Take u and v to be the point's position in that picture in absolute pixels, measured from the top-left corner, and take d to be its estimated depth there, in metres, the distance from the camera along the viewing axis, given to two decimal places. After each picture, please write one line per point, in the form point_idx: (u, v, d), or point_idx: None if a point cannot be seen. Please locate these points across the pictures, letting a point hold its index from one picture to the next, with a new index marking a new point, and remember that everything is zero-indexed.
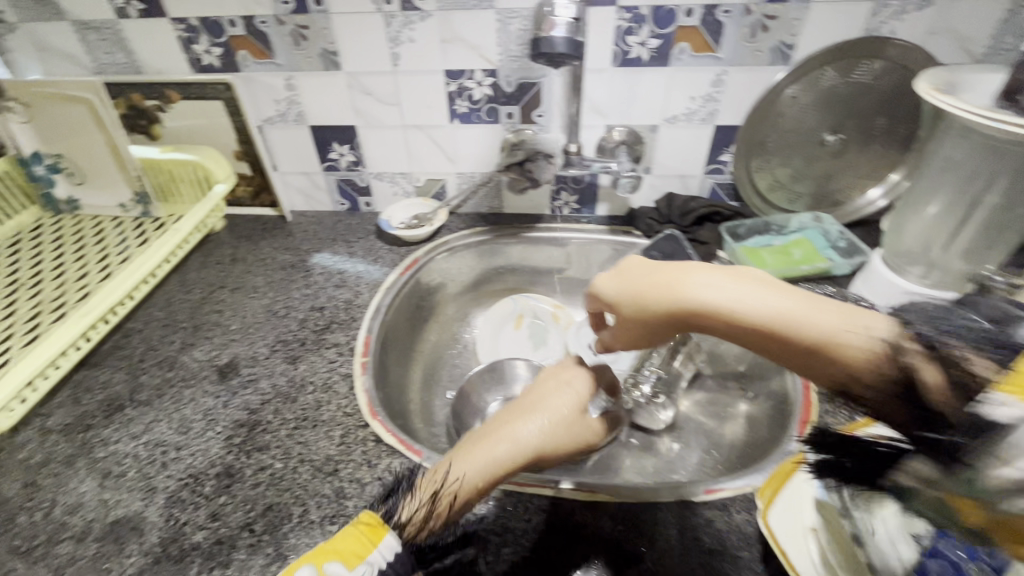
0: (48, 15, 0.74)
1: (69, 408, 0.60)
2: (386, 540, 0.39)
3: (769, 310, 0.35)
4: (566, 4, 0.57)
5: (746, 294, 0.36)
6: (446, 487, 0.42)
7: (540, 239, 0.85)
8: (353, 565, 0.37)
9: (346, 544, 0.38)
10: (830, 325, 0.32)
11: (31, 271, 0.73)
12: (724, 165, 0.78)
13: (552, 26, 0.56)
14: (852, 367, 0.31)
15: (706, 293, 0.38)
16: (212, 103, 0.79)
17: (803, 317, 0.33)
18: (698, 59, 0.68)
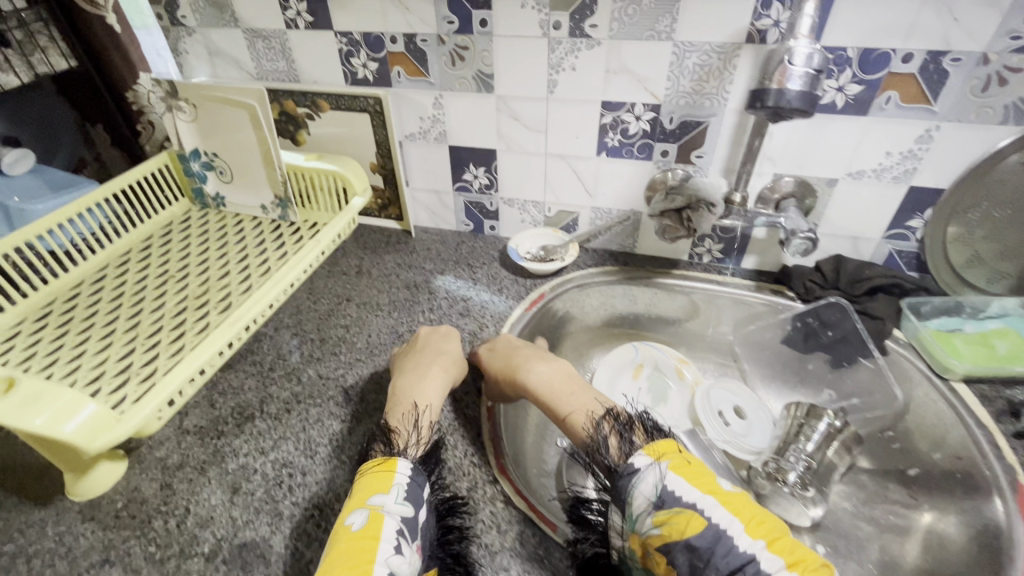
0: (224, 22, 0.78)
1: (203, 410, 0.60)
2: (400, 466, 0.46)
3: (548, 383, 0.56)
4: (804, 53, 0.50)
5: (550, 377, 0.57)
6: (418, 413, 0.53)
7: (674, 287, 0.78)
8: (387, 488, 0.44)
9: (369, 481, 0.44)
10: (557, 392, 0.55)
11: (179, 263, 0.76)
12: (912, 231, 0.68)
13: (785, 68, 0.51)
14: (557, 421, 0.54)
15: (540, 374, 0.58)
16: (360, 114, 0.79)
17: (555, 386, 0.56)
18: (905, 111, 0.59)
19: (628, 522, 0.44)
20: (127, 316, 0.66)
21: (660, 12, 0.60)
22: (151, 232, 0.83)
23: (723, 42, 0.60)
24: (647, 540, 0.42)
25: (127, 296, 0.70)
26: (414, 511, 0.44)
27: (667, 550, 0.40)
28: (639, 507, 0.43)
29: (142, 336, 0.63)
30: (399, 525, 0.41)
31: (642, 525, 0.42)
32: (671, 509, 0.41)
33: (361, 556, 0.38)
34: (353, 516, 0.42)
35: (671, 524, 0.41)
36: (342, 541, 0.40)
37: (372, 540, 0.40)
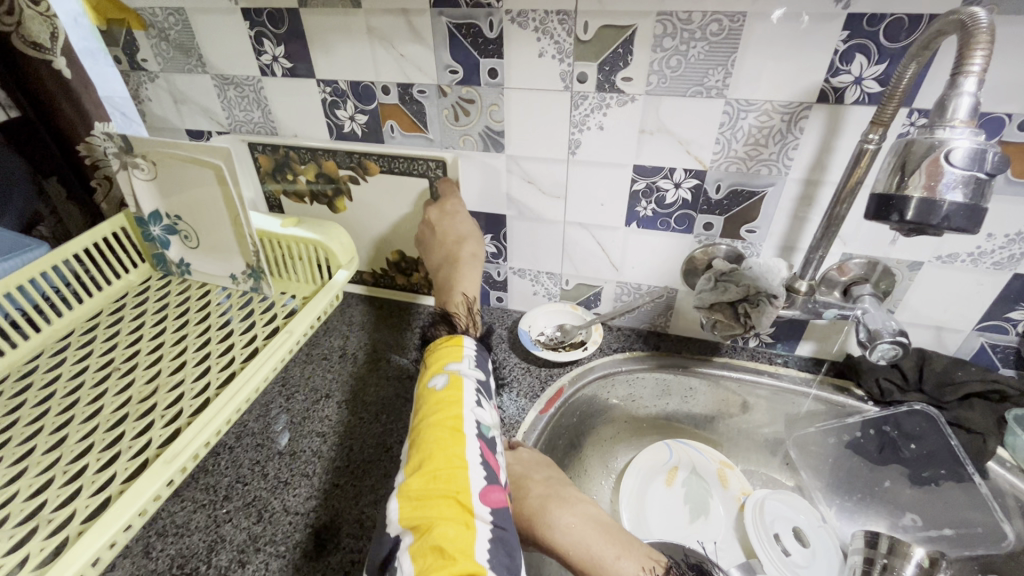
0: (190, 67, 0.67)
1: (134, 562, 0.47)
2: (465, 343, 0.52)
3: (580, 538, 0.42)
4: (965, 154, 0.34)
5: (579, 528, 0.42)
6: (471, 301, 0.58)
7: (716, 377, 0.66)
8: (460, 356, 0.49)
9: (442, 355, 0.50)
10: (598, 550, 0.41)
11: (127, 351, 0.64)
12: (1013, 324, 0.56)
13: (939, 163, 0.34)
14: None
15: (569, 526, 0.42)
16: (419, 180, 0.67)
17: (596, 541, 0.41)
18: (1017, 186, 0.48)
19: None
20: (53, 430, 0.54)
21: (710, 65, 0.49)
22: (102, 306, 0.71)
23: (789, 101, 0.49)
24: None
25: (58, 397, 0.57)
26: (483, 378, 0.50)
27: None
28: None
29: (64, 460, 0.50)
30: (477, 384, 0.47)
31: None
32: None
33: (451, 405, 0.43)
34: (434, 379, 0.47)
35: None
36: (433, 397, 0.44)
37: (456, 394, 0.45)
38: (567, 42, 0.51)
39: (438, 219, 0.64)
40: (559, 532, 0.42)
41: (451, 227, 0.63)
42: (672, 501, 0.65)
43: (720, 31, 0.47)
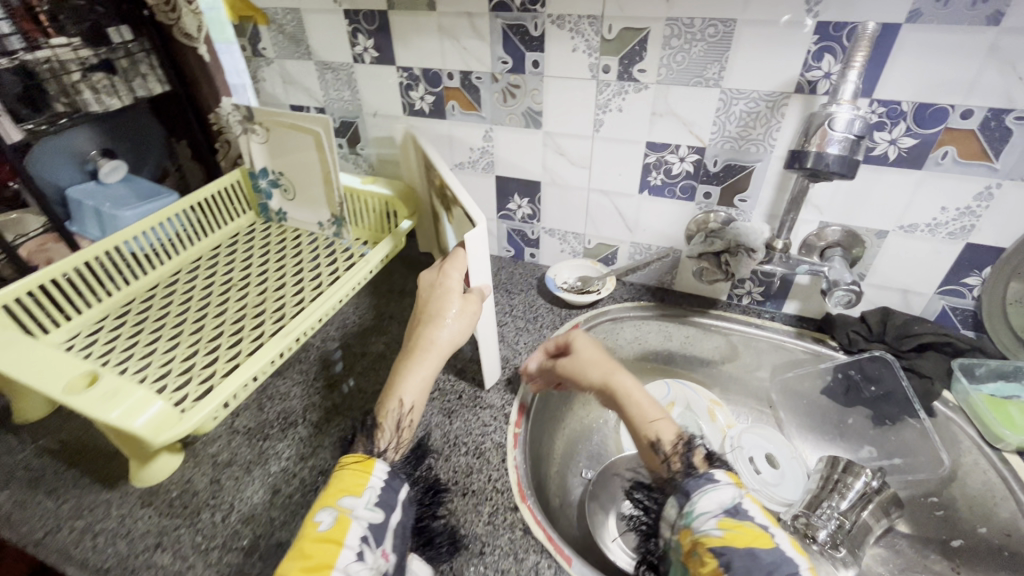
0: (299, 54, 0.85)
1: (253, 412, 0.66)
2: (376, 469, 0.46)
3: (639, 391, 0.55)
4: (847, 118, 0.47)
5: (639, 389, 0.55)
6: (404, 414, 0.51)
7: (710, 327, 0.78)
8: (360, 491, 0.44)
9: (343, 482, 0.45)
10: (649, 403, 0.54)
11: (242, 274, 0.83)
12: (969, 289, 0.65)
13: (825, 134, 0.49)
14: (639, 425, 0.52)
15: (634, 384, 0.55)
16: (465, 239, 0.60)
17: (649, 399, 0.54)
18: (963, 166, 0.57)
19: (685, 517, 0.44)
20: (194, 321, 0.72)
21: (708, 60, 0.61)
22: (220, 242, 0.91)
23: (772, 90, 0.60)
24: (699, 538, 0.42)
25: (195, 301, 0.77)
26: (382, 518, 0.44)
27: (721, 551, 0.40)
28: (705, 509, 0.43)
29: (204, 340, 0.68)
30: (365, 531, 0.42)
31: (703, 524, 0.42)
32: (738, 519, 0.41)
33: (325, 556, 0.39)
34: (321, 515, 0.42)
35: (733, 529, 0.41)
36: (307, 541, 0.40)
37: (336, 541, 0.40)
38: (595, 40, 0.65)
39: (430, 287, 0.59)
40: (626, 384, 0.55)
41: (430, 303, 0.58)
42: None
43: (716, 34, 0.59)
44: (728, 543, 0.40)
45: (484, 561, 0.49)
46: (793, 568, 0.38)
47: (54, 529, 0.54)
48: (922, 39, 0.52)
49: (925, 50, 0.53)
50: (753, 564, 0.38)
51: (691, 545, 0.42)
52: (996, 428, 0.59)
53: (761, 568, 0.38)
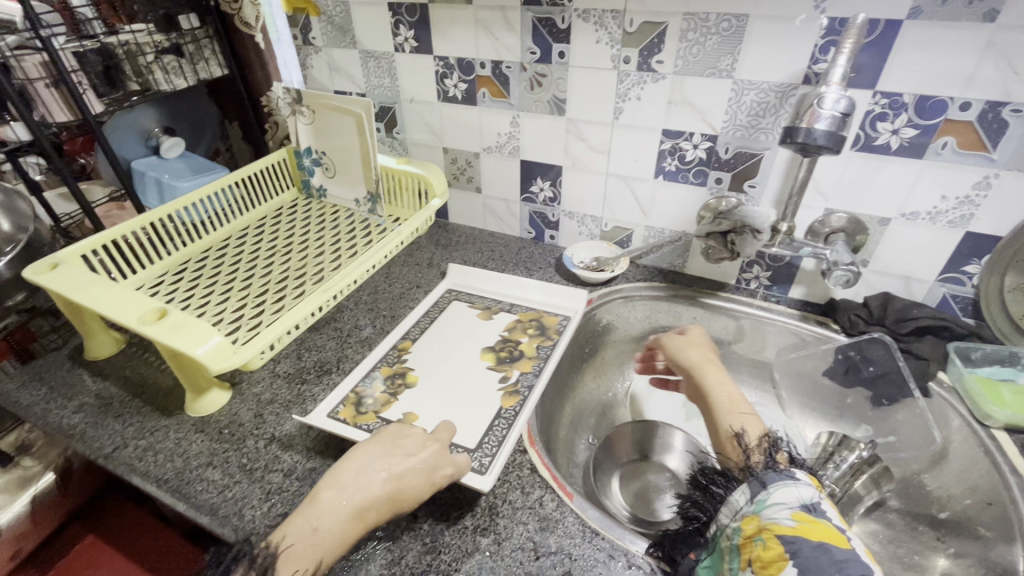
0: (345, 43, 0.93)
1: (293, 360, 0.73)
2: None
3: (724, 390, 0.59)
4: (836, 97, 0.51)
5: (730, 389, 0.59)
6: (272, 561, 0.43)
7: (718, 307, 0.82)
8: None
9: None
10: (733, 404, 0.57)
11: (285, 241, 0.91)
12: (969, 277, 0.68)
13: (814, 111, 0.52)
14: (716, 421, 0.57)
15: (721, 385, 0.60)
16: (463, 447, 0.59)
17: (733, 400, 0.58)
18: (962, 156, 0.61)
19: (756, 504, 0.45)
20: (242, 279, 0.80)
21: (722, 52, 0.66)
22: (265, 214, 1.00)
23: (782, 81, 0.65)
24: (767, 523, 0.43)
25: (244, 261, 0.85)
26: None
27: (791, 538, 0.41)
28: (782, 500, 0.44)
29: (253, 294, 0.77)
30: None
31: (775, 513, 0.44)
32: (813, 515, 0.42)
33: None
34: None
35: (808, 522, 0.42)
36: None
37: None
38: (617, 33, 0.70)
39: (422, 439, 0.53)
40: (710, 381, 0.61)
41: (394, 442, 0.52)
42: (671, 404, 0.81)
43: (730, 28, 0.64)
44: (799, 532, 0.41)
45: (494, 491, 0.55)
46: (865, 570, 0.38)
47: (121, 446, 0.62)
48: (921, 34, 0.56)
49: (924, 45, 0.56)
50: (824, 557, 0.39)
51: (754, 530, 0.44)
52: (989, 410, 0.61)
53: (831, 558, 0.38)
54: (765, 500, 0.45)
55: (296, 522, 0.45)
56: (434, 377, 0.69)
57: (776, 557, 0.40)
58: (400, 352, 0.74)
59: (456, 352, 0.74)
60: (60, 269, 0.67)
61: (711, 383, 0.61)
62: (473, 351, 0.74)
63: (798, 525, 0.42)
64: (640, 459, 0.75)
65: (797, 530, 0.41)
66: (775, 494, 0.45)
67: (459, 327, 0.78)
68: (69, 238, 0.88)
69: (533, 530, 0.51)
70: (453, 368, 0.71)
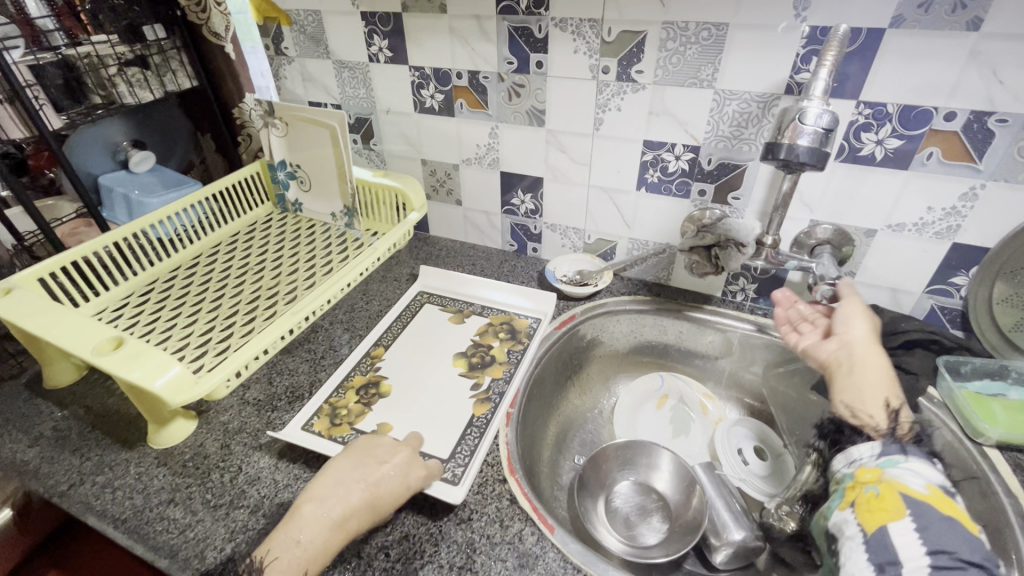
0: (319, 54, 0.90)
1: (263, 385, 0.70)
2: None
3: (873, 357, 0.57)
4: (817, 111, 0.49)
5: (871, 350, 0.58)
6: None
7: (704, 321, 0.80)
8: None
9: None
10: (870, 370, 0.57)
11: (258, 259, 0.88)
12: (957, 288, 0.67)
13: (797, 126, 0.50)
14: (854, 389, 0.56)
15: (868, 349, 0.58)
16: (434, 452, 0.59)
17: (871, 365, 0.57)
18: (947, 167, 0.59)
19: (885, 460, 0.51)
20: (211, 300, 0.77)
21: (703, 61, 0.64)
22: (239, 229, 0.97)
23: (764, 92, 0.63)
24: (895, 476, 0.49)
25: (215, 281, 0.82)
26: None
27: (916, 499, 0.46)
28: (915, 471, 0.49)
29: (222, 316, 0.74)
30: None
31: (903, 474, 0.49)
32: (944, 493, 0.47)
33: None
34: None
35: (939, 494, 0.47)
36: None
37: None
38: (595, 42, 0.68)
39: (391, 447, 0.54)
40: (852, 338, 0.59)
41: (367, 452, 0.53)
42: (659, 420, 0.79)
43: (710, 37, 0.62)
44: (928, 497, 0.46)
45: (472, 525, 0.52)
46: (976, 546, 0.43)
47: (78, 483, 0.58)
48: (905, 44, 0.54)
49: (908, 54, 0.55)
50: (942, 523, 0.44)
51: (876, 479, 0.50)
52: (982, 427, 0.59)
53: (953, 523, 0.44)
54: (900, 461, 0.51)
55: (278, 538, 0.45)
56: (408, 385, 0.69)
57: (892, 504, 0.46)
58: (373, 360, 0.73)
59: (429, 356, 0.74)
60: (13, 295, 0.63)
61: (856, 343, 0.58)
62: (445, 359, 0.73)
63: (930, 490, 0.47)
64: (626, 478, 0.72)
65: (924, 493, 0.47)
66: (913, 464, 0.50)
67: (432, 333, 0.78)
68: (29, 259, 0.84)
69: (512, 568, 0.49)
70: (426, 377, 0.70)
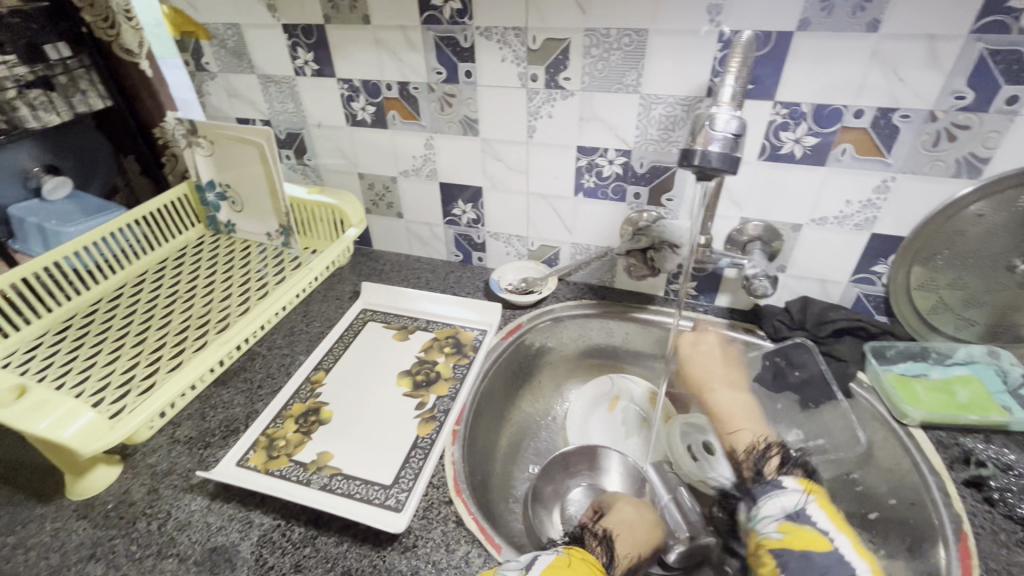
0: (242, 68, 0.86)
1: (195, 421, 0.66)
2: None
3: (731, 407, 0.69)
4: (727, 117, 0.51)
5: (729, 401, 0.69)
6: None
7: (648, 321, 0.81)
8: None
9: (584, 568, 0.48)
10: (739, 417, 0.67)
11: (188, 285, 0.84)
12: (878, 276, 0.70)
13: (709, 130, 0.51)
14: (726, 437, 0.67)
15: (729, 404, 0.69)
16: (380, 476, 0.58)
17: (740, 414, 0.68)
18: (861, 162, 0.62)
19: (753, 519, 0.56)
20: (136, 333, 0.73)
21: (627, 67, 0.65)
22: (167, 255, 0.92)
23: (686, 95, 0.64)
24: (762, 537, 0.53)
25: (140, 313, 0.77)
26: None
27: (781, 548, 0.51)
28: (771, 512, 0.54)
29: (146, 351, 0.69)
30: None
31: (766, 525, 0.54)
32: (795, 524, 0.52)
33: None
34: None
35: (791, 530, 0.51)
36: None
37: None
38: (521, 51, 0.68)
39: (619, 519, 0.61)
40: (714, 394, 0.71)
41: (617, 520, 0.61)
42: (611, 422, 0.80)
43: (631, 43, 0.63)
44: (786, 539, 0.51)
45: (417, 553, 0.51)
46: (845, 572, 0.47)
47: None
48: (812, 46, 0.56)
49: (816, 56, 0.57)
50: (807, 563, 0.48)
51: (755, 541, 0.54)
52: (912, 414, 0.61)
53: (810, 561, 0.48)
54: (757, 512, 0.56)
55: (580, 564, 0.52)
56: (350, 409, 0.67)
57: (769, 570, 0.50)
58: (313, 385, 0.70)
59: (372, 377, 0.72)
60: None
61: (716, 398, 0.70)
62: (389, 377, 0.71)
63: (784, 531, 0.52)
64: (580, 484, 0.72)
65: (784, 534, 0.51)
66: (762, 506, 0.56)
67: (376, 352, 0.76)
68: None
69: None
70: (370, 400, 0.68)
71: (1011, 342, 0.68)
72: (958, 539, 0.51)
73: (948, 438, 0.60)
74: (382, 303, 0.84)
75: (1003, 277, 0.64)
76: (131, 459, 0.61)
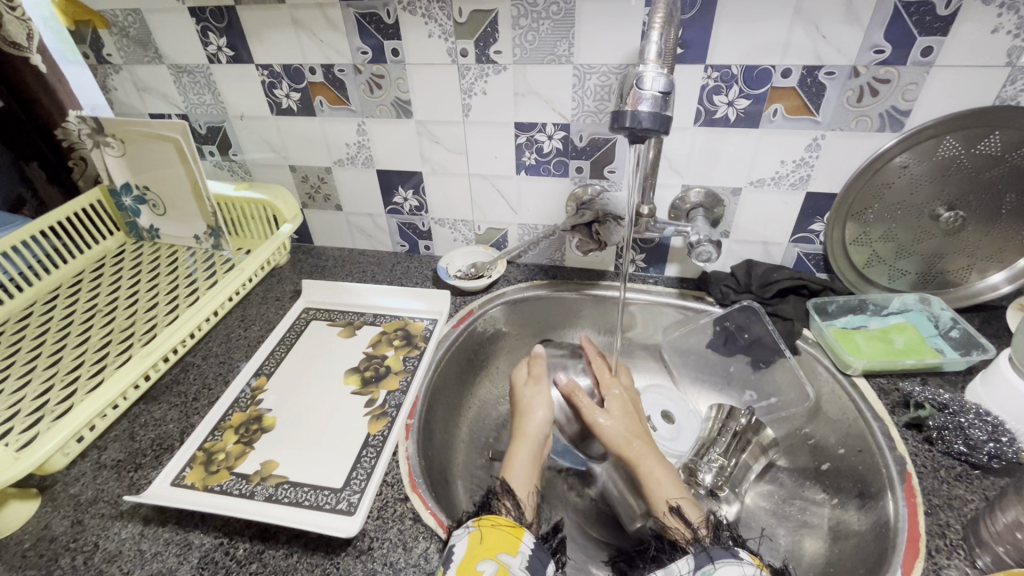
0: (149, 59, 0.79)
1: (123, 443, 0.60)
2: None
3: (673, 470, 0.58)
4: (654, 76, 0.49)
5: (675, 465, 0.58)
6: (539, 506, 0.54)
7: (600, 297, 0.80)
8: (515, 550, 0.46)
9: (497, 537, 0.46)
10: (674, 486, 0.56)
11: (109, 297, 0.77)
12: (816, 234, 0.71)
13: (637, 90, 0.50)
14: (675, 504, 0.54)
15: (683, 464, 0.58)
16: (330, 480, 0.55)
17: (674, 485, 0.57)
18: (792, 121, 0.62)
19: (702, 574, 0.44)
20: (48, 354, 0.66)
21: (558, 36, 0.63)
22: (84, 267, 0.84)
23: (617, 64, 0.63)
24: None
25: (53, 331, 0.70)
26: None
27: None
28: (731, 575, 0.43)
29: (61, 371, 0.63)
30: None
31: None
32: None
33: None
34: None
35: None
36: None
37: None
38: (448, 24, 0.65)
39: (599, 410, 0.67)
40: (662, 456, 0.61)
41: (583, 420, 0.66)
42: None
43: (559, 11, 0.61)
44: None
45: (373, 556, 0.48)
46: None
47: None
48: (737, 7, 0.56)
49: (741, 17, 0.57)
50: None
51: None
52: (857, 366, 0.63)
53: None
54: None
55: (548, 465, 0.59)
56: (295, 415, 0.63)
57: None
58: (255, 392, 0.66)
59: (318, 378, 0.68)
60: None
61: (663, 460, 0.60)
62: (336, 377, 0.68)
63: None
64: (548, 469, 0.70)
65: None
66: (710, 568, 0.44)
67: (320, 351, 0.72)
68: None
69: None
70: (316, 402, 0.65)
71: (941, 288, 0.71)
72: (903, 479, 0.53)
73: (888, 384, 0.62)
74: (327, 300, 0.81)
75: (929, 226, 0.66)
76: (47, 492, 0.55)
